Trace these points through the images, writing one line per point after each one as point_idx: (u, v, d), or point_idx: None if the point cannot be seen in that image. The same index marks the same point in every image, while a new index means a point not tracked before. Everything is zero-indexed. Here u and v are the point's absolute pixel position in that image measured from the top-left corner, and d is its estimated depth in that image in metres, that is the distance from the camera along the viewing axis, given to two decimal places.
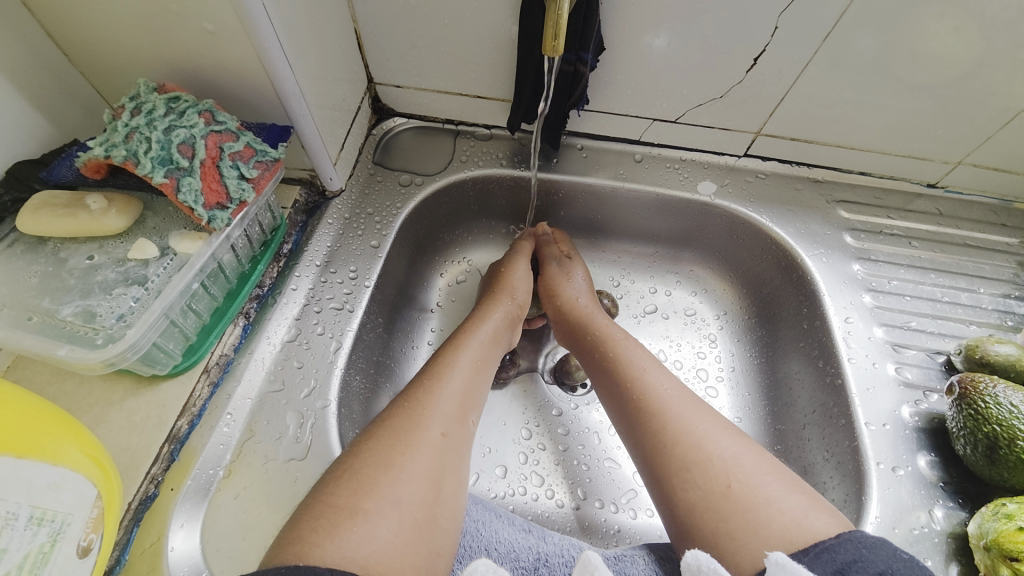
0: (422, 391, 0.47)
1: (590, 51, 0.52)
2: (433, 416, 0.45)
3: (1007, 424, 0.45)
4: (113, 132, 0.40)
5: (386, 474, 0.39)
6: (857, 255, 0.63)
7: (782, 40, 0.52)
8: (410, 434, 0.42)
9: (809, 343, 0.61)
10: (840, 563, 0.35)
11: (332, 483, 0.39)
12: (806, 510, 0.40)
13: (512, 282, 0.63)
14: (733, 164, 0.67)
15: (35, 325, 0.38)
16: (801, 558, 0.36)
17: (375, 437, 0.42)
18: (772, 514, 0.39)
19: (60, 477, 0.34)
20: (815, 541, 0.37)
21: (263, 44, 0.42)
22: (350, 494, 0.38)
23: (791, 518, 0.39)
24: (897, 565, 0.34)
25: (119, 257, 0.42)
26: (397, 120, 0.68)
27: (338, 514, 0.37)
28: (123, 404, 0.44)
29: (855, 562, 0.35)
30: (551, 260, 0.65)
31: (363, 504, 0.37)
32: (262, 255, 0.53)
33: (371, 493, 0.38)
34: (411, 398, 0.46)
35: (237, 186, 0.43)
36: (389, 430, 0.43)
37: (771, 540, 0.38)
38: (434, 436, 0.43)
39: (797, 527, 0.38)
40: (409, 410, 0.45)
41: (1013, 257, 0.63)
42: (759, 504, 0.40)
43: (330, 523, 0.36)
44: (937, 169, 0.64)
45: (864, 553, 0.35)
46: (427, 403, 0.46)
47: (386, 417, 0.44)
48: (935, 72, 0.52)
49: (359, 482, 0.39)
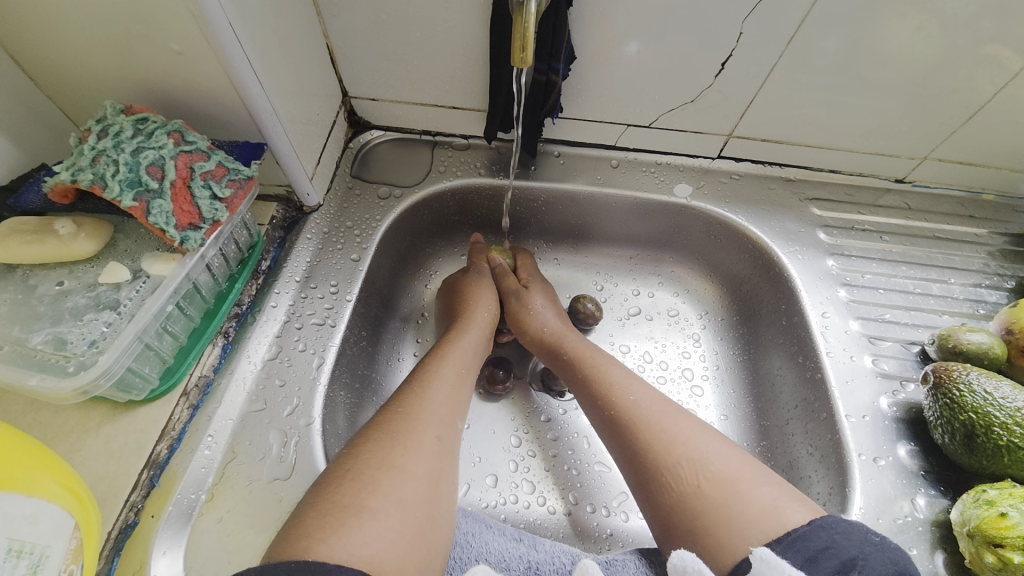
0: (415, 396, 0.47)
1: (560, 60, 0.53)
2: (425, 420, 0.45)
3: (983, 411, 0.46)
4: (80, 156, 0.39)
5: (388, 474, 0.39)
6: (832, 250, 0.64)
7: (749, 42, 0.53)
8: (407, 434, 0.43)
9: (788, 339, 0.62)
10: (814, 550, 0.36)
11: (336, 483, 0.39)
12: (775, 500, 0.40)
13: (484, 298, 0.62)
14: (708, 165, 0.68)
15: (5, 355, 0.37)
16: (775, 547, 0.37)
17: (372, 438, 0.42)
18: (743, 509, 0.40)
19: (35, 509, 0.33)
20: (788, 529, 0.38)
21: (231, 62, 0.41)
22: (354, 492, 0.38)
23: (757, 510, 0.40)
24: (869, 550, 0.36)
25: (90, 282, 0.42)
26: (374, 133, 0.67)
27: (344, 513, 0.36)
28: (100, 431, 0.43)
29: (828, 548, 0.36)
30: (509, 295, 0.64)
31: (369, 503, 0.37)
32: (239, 273, 0.52)
33: (375, 492, 0.38)
34: (404, 402, 0.46)
35: (209, 206, 0.42)
36: (385, 430, 0.43)
37: (747, 532, 0.39)
38: (429, 438, 0.44)
39: (770, 517, 0.39)
40: (405, 413, 0.45)
41: (983, 247, 0.65)
42: (729, 501, 0.41)
43: (336, 521, 0.36)
44: (904, 164, 0.65)
45: (836, 538, 0.37)
46: (419, 403, 0.46)
47: (381, 421, 0.44)
48: (898, 70, 0.54)
49: (363, 481, 0.39)
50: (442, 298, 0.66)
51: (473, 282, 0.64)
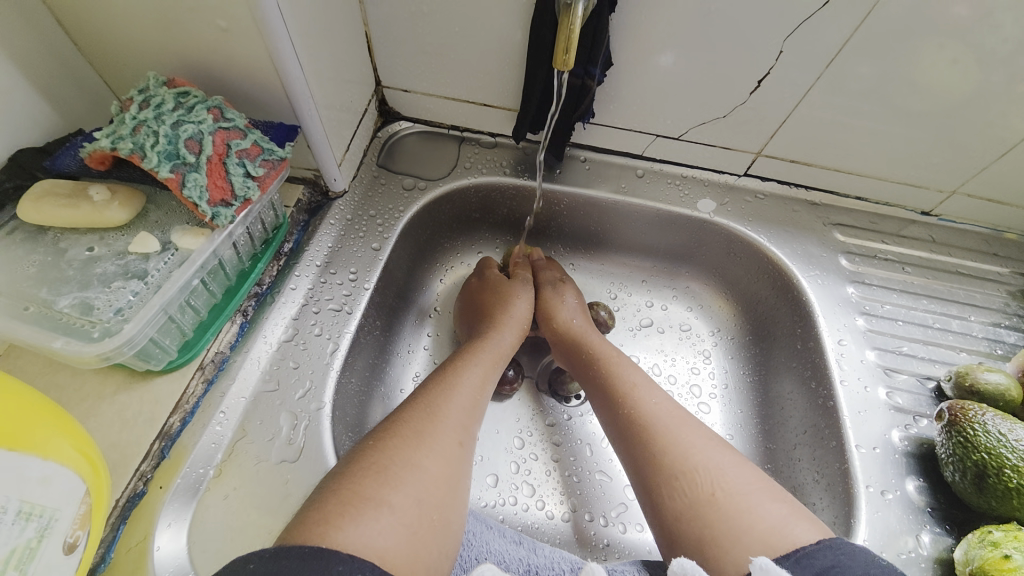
0: (438, 395, 0.47)
1: (598, 65, 0.53)
2: (447, 421, 0.45)
3: (995, 452, 0.45)
4: (120, 124, 0.40)
5: (409, 473, 0.40)
6: (852, 278, 0.64)
7: (787, 64, 0.52)
8: (430, 435, 0.43)
9: (802, 364, 0.62)
10: (819, 567, 0.36)
11: (360, 473, 0.39)
12: (786, 518, 0.40)
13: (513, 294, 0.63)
14: (734, 183, 0.68)
15: (31, 316, 0.37)
16: (782, 563, 0.37)
17: (396, 433, 0.43)
18: (754, 521, 0.40)
19: (50, 472, 0.34)
20: (795, 546, 0.38)
21: (274, 42, 0.42)
22: (376, 486, 0.38)
23: (770, 525, 0.40)
24: (873, 571, 0.35)
25: (119, 250, 0.42)
26: (403, 124, 0.68)
27: (363, 504, 0.37)
28: (114, 398, 0.44)
29: (833, 567, 0.36)
30: (546, 284, 0.65)
31: (388, 497, 0.38)
32: (262, 253, 0.52)
33: (394, 487, 0.38)
34: (427, 400, 0.47)
35: (242, 183, 0.42)
36: (410, 427, 0.43)
37: (752, 545, 0.39)
38: (451, 441, 0.44)
39: (778, 534, 0.39)
40: (430, 413, 0.45)
41: (1005, 287, 0.64)
42: (742, 512, 0.41)
43: (356, 510, 0.36)
44: (932, 197, 0.65)
45: (842, 559, 0.36)
46: (444, 406, 0.46)
47: (404, 417, 0.45)
48: (934, 102, 0.53)
49: (386, 476, 0.39)
50: (464, 292, 0.66)
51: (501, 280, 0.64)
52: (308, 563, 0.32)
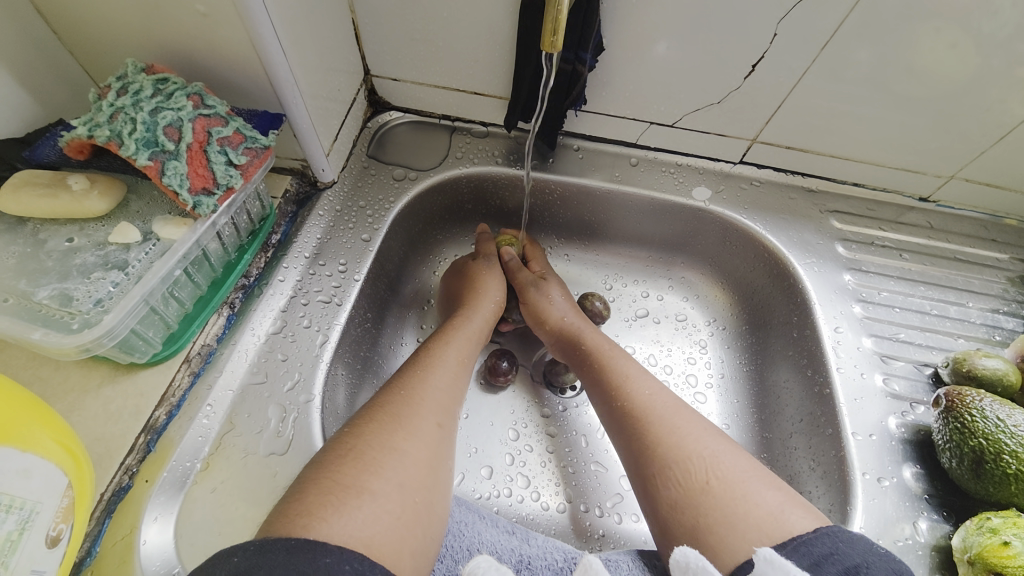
0: (415, 380, 0.47)
1: (589, 50, 0.52)
2: (427, 406, 0.45)
3: (993, 438, 0.45)
4: (97, 112, 0.39)
5: (389, 457, 0.39)
6: (849, 265, 0.63)
7: (781, 47, 0.51)
8: (409, 419, 0.43)
9: (798, 352, 0.61)
10: (817, 555, 0.35)
11: (337, 461, 0.38)
12: (782, 504, 0.40)
13: (487, 286, 0.61)
14: (730, 170, 0.67)
15: (10, 308, 0.37)
16: (779, 551, 0.36)
17: (375, 419, 0.42)
18: (749, 508, 0.40)
19: (29, 464, 0.33)
20: (792, 535, 0.37)
21: (256, 28, 0.41)
22: (357, 473, 0.38)
23: (765, 512, 0.39)
24: (872, 559, 0.35)
25: (99, 241, 0.41)
26: (393, 114, 0.67)
27: (345, 493, 0.36)
28: (99, 392, 0.43)
29: (832, 554, 0.35)
30: (528, 285, 0.63)
31: (370, 484, 0.37)
32: (249, 244, 0.52)
33: (376, 474, 0.38)
34: (405, 385, 0.46)
35: (224, 172, 0.41)
36: (389, 413, 0.43)
37: (749, 534, 0.38)
38: (431, 426, 0.44)
39: (774, 520, 0.39)
40: (407, 397, 0.45)
41: (1003, 273, 0.63)
42: (736, 499, 0.40)
43: (339, 501, 0.36)
44: (930, 183, 0.64)
45: (840, 546, 0.36)
46: (421, 389, 0.46)
47: (383, 402, 0.44)
48: (932, 86, 0.52)
49: (365, 462, 0.38)
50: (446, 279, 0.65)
51: (478, 267, 0.63)
52: (294, 555, 0.31)
